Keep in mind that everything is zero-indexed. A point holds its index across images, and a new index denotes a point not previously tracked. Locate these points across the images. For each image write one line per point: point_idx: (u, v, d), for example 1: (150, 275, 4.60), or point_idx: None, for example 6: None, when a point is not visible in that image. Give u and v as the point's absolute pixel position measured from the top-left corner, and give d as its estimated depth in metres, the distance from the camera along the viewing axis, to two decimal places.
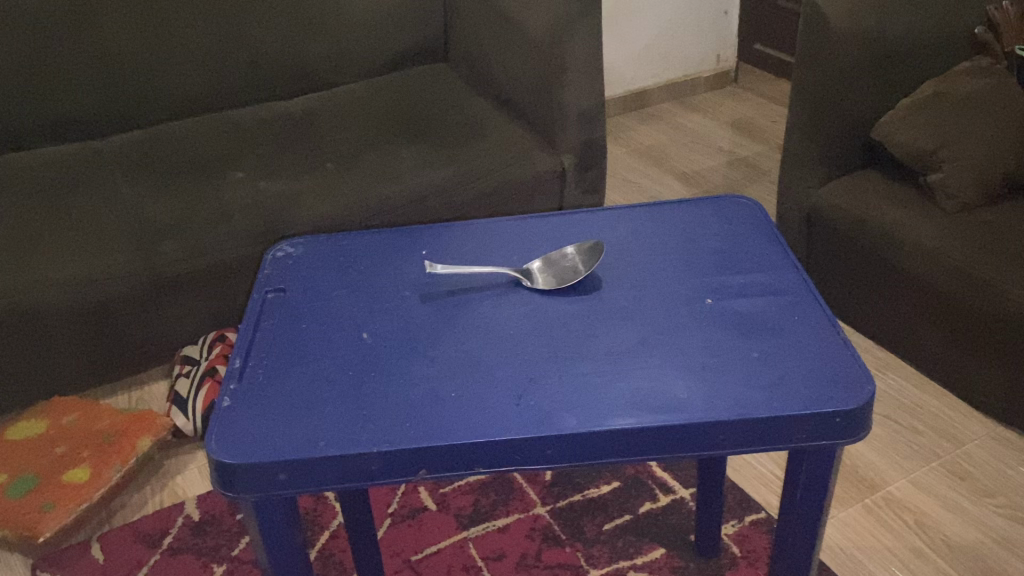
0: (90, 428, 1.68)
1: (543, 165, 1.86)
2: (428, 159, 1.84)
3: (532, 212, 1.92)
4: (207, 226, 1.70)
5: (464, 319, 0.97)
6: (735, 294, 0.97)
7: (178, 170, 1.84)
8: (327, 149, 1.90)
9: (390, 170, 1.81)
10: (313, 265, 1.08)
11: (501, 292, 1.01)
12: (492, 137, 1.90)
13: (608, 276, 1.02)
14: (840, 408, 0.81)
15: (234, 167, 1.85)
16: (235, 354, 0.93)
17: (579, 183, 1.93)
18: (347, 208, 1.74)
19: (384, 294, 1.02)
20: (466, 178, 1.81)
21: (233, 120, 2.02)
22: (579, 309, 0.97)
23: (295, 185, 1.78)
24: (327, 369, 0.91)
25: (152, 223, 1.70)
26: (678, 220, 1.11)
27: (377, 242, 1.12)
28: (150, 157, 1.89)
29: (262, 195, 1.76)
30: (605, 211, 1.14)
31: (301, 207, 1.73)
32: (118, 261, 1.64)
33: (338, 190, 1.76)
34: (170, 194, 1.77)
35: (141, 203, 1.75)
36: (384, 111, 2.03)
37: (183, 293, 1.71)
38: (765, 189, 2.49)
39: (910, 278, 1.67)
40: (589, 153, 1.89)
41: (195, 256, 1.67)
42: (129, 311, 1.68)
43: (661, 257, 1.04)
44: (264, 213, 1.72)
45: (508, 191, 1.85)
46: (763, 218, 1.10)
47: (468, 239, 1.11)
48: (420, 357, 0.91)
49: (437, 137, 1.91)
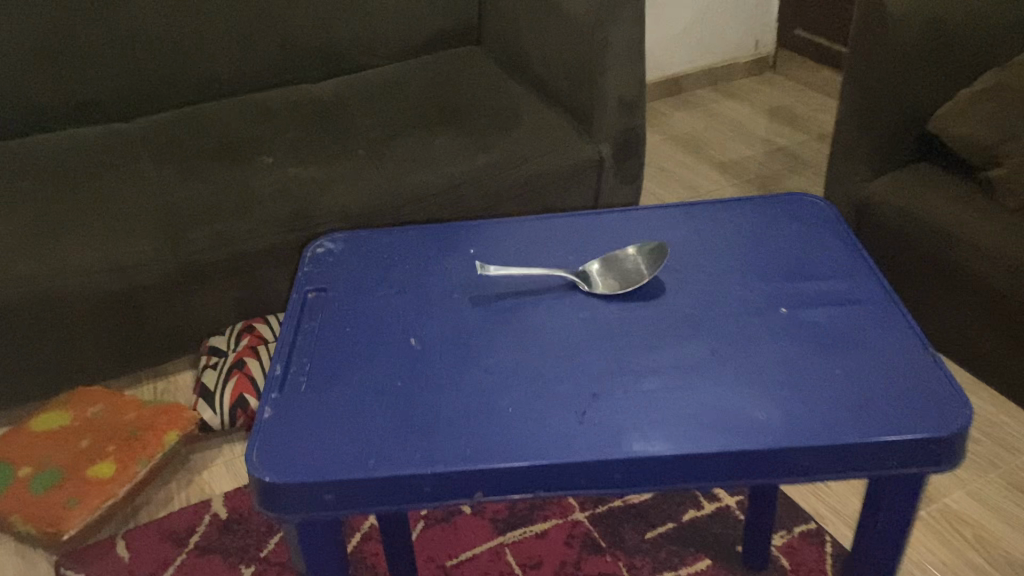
0: (115, 421, 1.63)
1: (579, 154, 1.79)
2: (462, 147, 1.77)
3: (567, 203, 1.85)
4: (236, 214, 1.64)
5: (517, 325, 0.90)
6: (811, 304, 0.90)
7: (206, 155, 1.78)
8: (359, 133, 1.84)
9: (425, 157, 1.75)
10: (356, 261, 1.02)
11: (555, 295, 0.94)
12: (528, 124, 1.83)
13: (671, 279, 0.95)
14: (935, 434, 0.74)
15: (265, 152, 1.79)
16: (275, 359, 0.87)
17: (617, 174, 1.87)
18: (380, 197, 1.68)
19: (431, 297, 0.95)
20: (502, 166, 1.74)
21: (263, 103, 1.96)
22: (641, 316, 0.90)
23: (327, 173, 1.72)
24: (374, 377, 0.85)
25: (180, 209, 1.65)
26: (742, 219, 1.04)
27: (422, 238, 1.05)
28: (178, 140, 1.83)
29: (293, 181, 1.70)
30: (664, 209, 1.07)
31: (333, 196, 1.67)
32: (146, 249, 1.59)
33: (370, 180, 1.70)
34: (198, 180, 1.71)
35: (170, 187, 1.69)
36: (418, 96, 1.96)
37: (212, 282, 1.66)
38: (806, 181, 2.40)
39: (966, 279, 1.59)
40: (629, 140, 1.82)
41: (224, 244, 1.62)
42: (156, 299, 1.64)
43: (727, 260, 0.97)
44: (296, 202, 1.66)
45: (543, 181, 1.78)
46: (836, 218, 1.03)
47: (518, 237, 1.04)
48: (472, 367, 0.85)
49: (473, 124, 1.84)
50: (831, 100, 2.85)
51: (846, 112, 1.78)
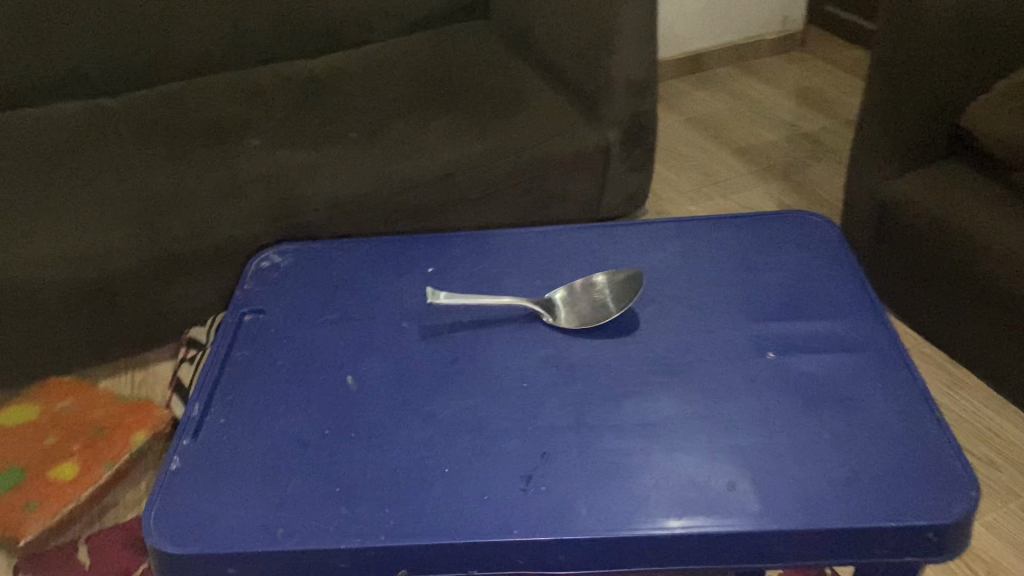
0: (77, 415, 1.35)
1: (583, 140, 1.53)
2: (461, 130, 1.49)
3: (569, 194, 1.59)
4: (209, 199, 1.35)
5: (468, 363, 0.80)
6: (802, 349, 0.79)
7: (174, 133, 1.49)
8: (351, 114, 1.55)
9: (424, 139, 1.47)
10: (302, 279, 0.92)
11: (515, 327, 0.84)
12: (537, 107, 1.56)
13: (647, 312, 0.84)
14: (934, 523, 0.64)
15: (238, 131, 1.49)
16: (195, 398, 0.78)
17: (625, 160, 1.61)
18: (372, 184, 1.40)
19: (377, 325, 0.85)
20: (505, 151, 1.47)
21: (241, 78, 1.65)
22: (608, 356, 0.79)
23: (315, 158, 1.43)
24: (301, 424, 0.75)
25: (157, 194, 1.35)
26: (735, 243, 0.93)
27: (378, 253, 0.95)
28: (164, 116, 1.53)
29: (278, 166, 1.41)
30: (649, 227, 0.96)
31: (318, 182, 1.39)
32: (111, 239, 1.30)
33: (361, 165, 1.42)
34: (164, 162, 1.42)
35: (147, 170, 1.40)
36: (414, 72, 1.67)
37: (195, 275, 1.37)
38: (829, 170, 2.26)
39: (989, 309, 1.30)
40: (637, 125, 1.58)
41: (204, 233, 1.33)
42: (133, 294, 1.35)
43: (712, 290, 0.86)
44: (279, 187, 1.37)
45: (545, 171, 1.52)
46: (841, 244, 0.91)
47: (484, 256, 0.93)
48: (411, 415, 0.75)
49: (479, 105, 1.56)
50: (862, 81, 2.68)
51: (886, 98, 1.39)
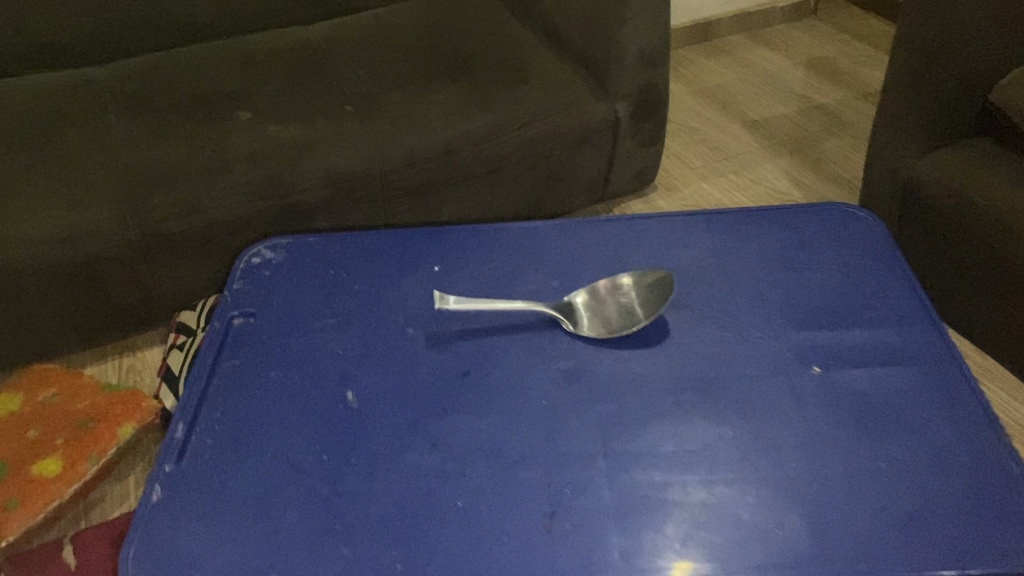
0: (70, 407, 1.15)
1: (592, 114, 1.38)
2: (466, 100, 1.34)
3: (576, 172, 1.45)
4: (191, 177, 1.18)
5: (483, 376, 0.72)
6: (852, 362, 0.71)
7: (144, 108, 1.31)
8: (346, 83, 1.38)
9: (423, 112, 1.31)
10: (297, 278, 0.84)
11: (532, 335, 0.76)
12: (545, 77, 1.41)
13: (678, 319, 0.77)
14: (1011, 570, 0.57)
15: (213, 104, 1.32)
16: (178, 415, 0.70)
17: (633, 135, 1.47)
18: (368, 161, 1.24)
19: (380, 331, 0.77)
20: (513, 124, 1.32)
21: (216, 50, 1.47)
22: (636, 369, 0.72)
23: (303, 133, 1.26)
24: (296, 447, 0.67)
25: (138, 170, 1.18)
26: (771, 240, 0.85)
27: (381, 248, 0.87)
28: (146, 85, 1.36)
29: (268, 139, 1.25)
30: (676, 220, 0.88)
31: (308, 158, 1.23)
32: (94, 216, 1.13)
33: (357, 141, 1.26)
34: (135, 140, 1.24)
35: (126, 143, 1.23)
36: (406, 42, 1.49)
37: (180, 257, 1.20)
38: (842, 146, 2.17)
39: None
40: (650, 95, 1.43)
41: (190, 212, 1.16)
42: (113, 282, 1.18)
43: (747, 293, 0.79)
44: (268, 163, 1.21)
45: (553, 146, 1.37)
46: (885, 240, 0.84)
47: (497, 253, 0.86)
48: (419, 437, 0.67)
49: (483, 75, 1.39)
50: (876, 51, 2.59)
51: (916, 59, 1.15)
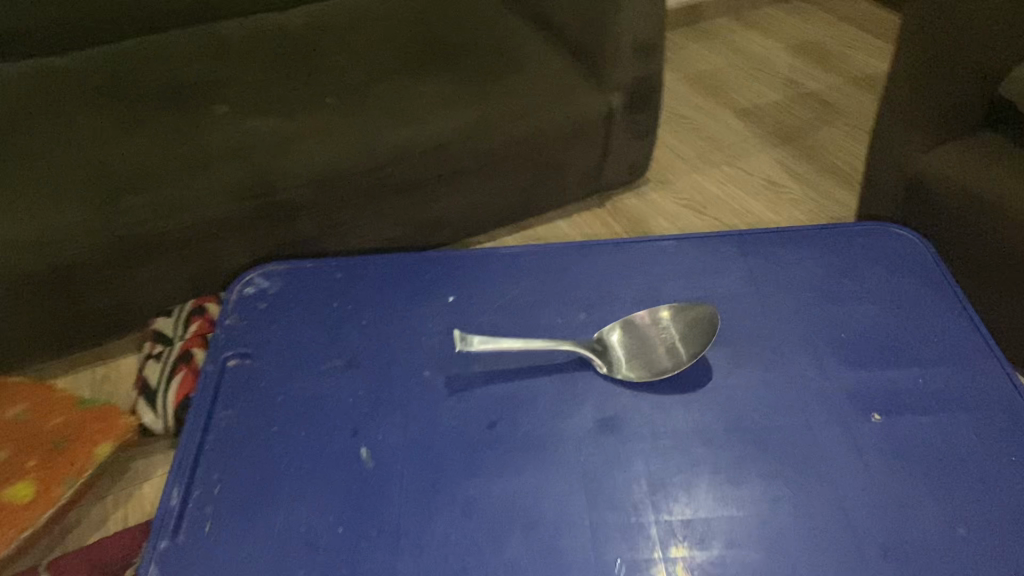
0: (33, 423, 0.94)
1: (586, 107, 1.20)
2: (465, 88, 1.17)
3: (579, 167, 1.28)
4: (155, 179, 1.00)
5: (511, 426, 0.66)
6: (912, 408, 0.66)
7: (90, 104, 1.11)
8: (327, 70, 1.20)
9: (412, 102, 1.13)
10: (296, 311, 0.77)
11: (562, 377, 0.69)
12: (542, 64, 1.23)
13: (721, 357, 0.70)
14: None
15: (170, 98, 1.12)
16: (174, 480, 0.63)
17: (626, 129, 1.28)
18: (356, 156, 1.07)
19: (393, 372, 0.70)
20: (516, 115, 1.15)
21: (169, 38, 1.27)
22: (679, 418, 0.66)
23: (279, 128, 1.08)
24: (310, 516, 0.61)
25: (96, 170, 1.00)
26: (811, 264, 0.79)
27: (387, 275, 0.80)
28: (100, 75, 1.17)
29: (243, 133, 1.07)
30: (707, 243, 0.82)
31: (287, 155, 1.05)
32: (49, 221, 0.94)
33: (340, 135, 1.08)
34: (82, 139, 1.05)
35: (79, 141, 1.04)
36: (387, 26, 1.31)
37: (144, 270, 1.01)
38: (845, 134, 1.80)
39: None
40: (646, 90, 1.25)
41: (157, 216, 0.98)
42: (66, 301, 0.99)
43: (793, 327, 0.72)
44: (245, 162, 1.03)
45: (553, 140, 1.20)
46: (934, 262, 0.78)
47: (516, 282, 0.78)
48: (445, 505, 0.61)
49: (478, 61, 1.21)
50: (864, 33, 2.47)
51: (919, 43, 0.95)
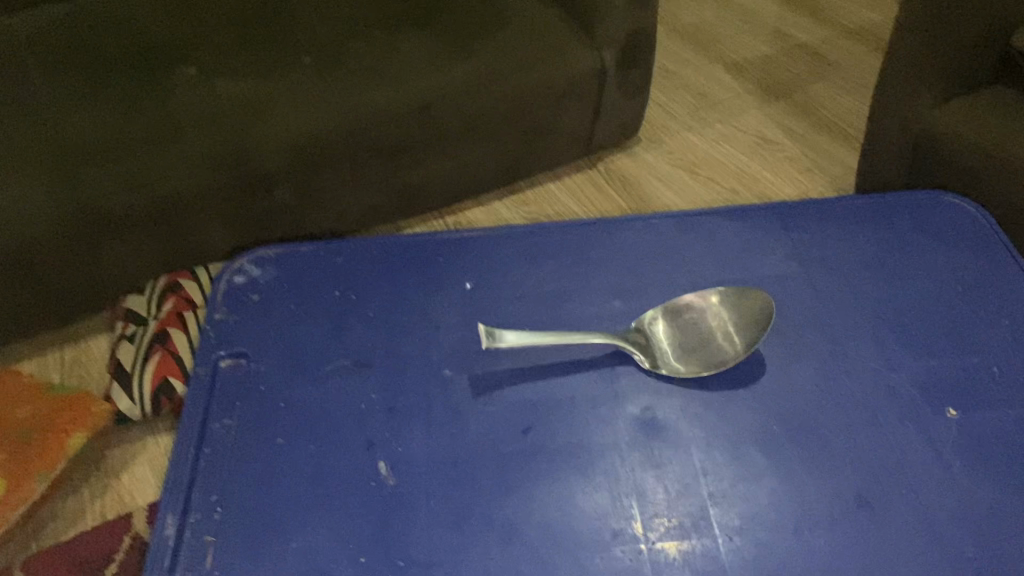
0: None
1: (580, 62, 1.07)
2: (452, 40, 1.04)
3: (578, 127, 1.15)
4: (113, 151, 0.88)
5: (548, 431, 0.59)
6: (990, 401, 0.60)
7: (42, 64, 0.99)
8: (301, 19, 1.06)
9: (394, 60, 1.01)
10: (294, 303, 0.68)
11: (599, 373, 0.62)
12: (532, 12, 1.10)
13: (773, 349, 0.63)
14: None
15: (128, 57, 1.00)
16: (169, 504, 0.56)
17: (621, 86, 1.15)
18: (335, 120, 0.95)
19: (408, 372, 0.63)
20: (508, 71, 1.03)
21: None
22: (732, 417, 0.59)
23: (247, 90, 0.95)
24: (326, 543, 0.53)
25: (46, 142, 0.88)
26: (861, 239, 0.72)
27: (393, 261, 0.72)
28: (49, 34, 1.03)
29: (209, 96, 0.94)
30: (745, 215, 0.74)
31: (258, 122, 0.93)
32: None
33: (316, 97, 0.95)
34: (29, 105, 0.93)
35: (26, 108, 0.92)
36: None
37: (108, 254, 0.90)
38: (846, 83, 1.49)
39: None
40: (642, 42, 1.11)
41: (115, 195, 0.86)
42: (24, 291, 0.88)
43: (848, 310, 0.66)
44: (213, 129, 0.91)
45: (548, 99, 1.08)
46: (994, 233, 0.71)
47: (538, 265, 0.71)
48: (477, 529, 0.54)
49: (464, 10, 1.08)
50: None
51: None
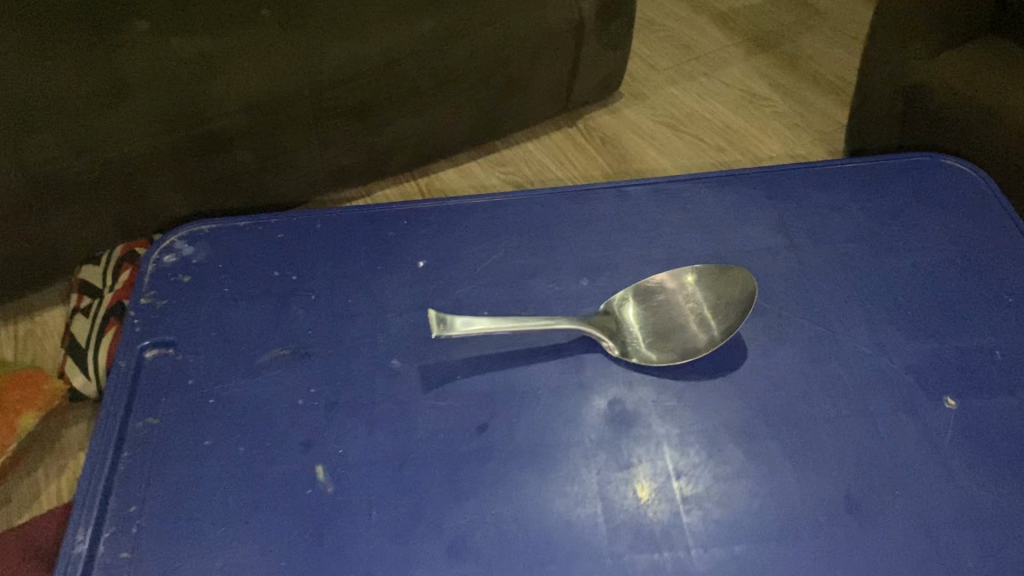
0: None
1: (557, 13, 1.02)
2: None
3: (555, 80, 1.10)
4: (50, 110, 0.80)
5: (505, 428, 0.53)
6: (992, 388, 0.54)
7: None
8: None
9: (358, 7, 0.93)
10: (229, 285, 0.62)
11: (563, 362, 0.56)
12: None
13: (754, 332, 0.58)
14: None
15: None
16: (79, 515, 0.50)
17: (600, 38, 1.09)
18: (299, 75, 0.88)
19: (352, 362, 0.57)
20: (482, 24, 0.97)
21: None
22: (710, 410, 0.54)
23: (198, 39, 0.86)
24: (254, 559, 0.48)
25: None
26: (852, 206, 0.66)
27: (341, 236, 0.65)
28: None
29: (153, 45, 0.85)
30: (726, 182, 0.68)
31: (213, 79, 0.85)
32: None
33: (278, 47, 0.88)
34: None
35: None
36: None
37: (53, 219, 0.84)
38: (839, 31, 1.41)
39: None
40: None
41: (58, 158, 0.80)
42: None
43: (838, 287, 0.60)
44: (168, 86, 0.83)
45: (524, 51, 1.02)
46: (995, 200, 0.66)
47: (499, 241, 0.64)
48: (425, 541, 0.48)
49: None
50: None
51: None
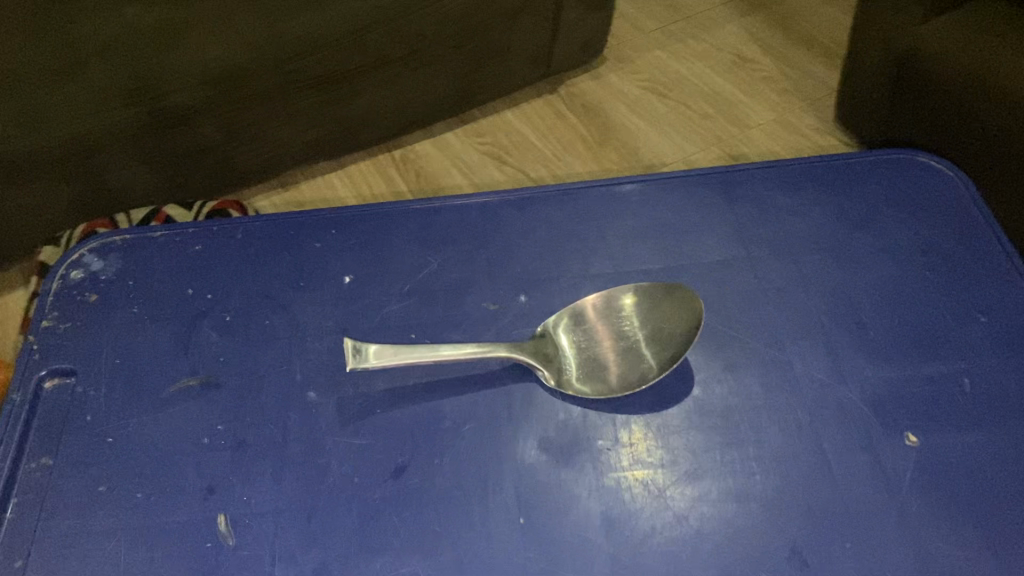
0: None
1: None
2: None
3: (537, 44, 1.06)
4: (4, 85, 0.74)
5: (425, 470, 0.49)
6: (956, 422, 0.50)
7: None
8: None
9: None
10: (140, 305, 0.57)
11: (493, 394, 0.52)
12: None
13: (703, 357, 0.53)
14: None
15: None
16: None
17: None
18: (262, 46, 0.84)
19: (265, 394, 0.52)
20: None
21: None
22: (649, 448, 0.49)
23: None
24: None
25: None
26: (818, 210, 0.60)
27: (264, 246, 0.60)
28: None
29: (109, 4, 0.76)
30: (684, 183, 0.62)
31: (176, 49, 0.79)
32: None
33: (243, 15, 0.82)
34: None
35: None
36: None
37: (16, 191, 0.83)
38: None
39: None
40: None
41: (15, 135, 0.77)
42: None
43: (796, 305, 0.55)
44: (129, 58, 0.77)
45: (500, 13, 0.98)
46: (972, 203, 0.61)
47: (433, 251, 0.59)
48: None
49: None
50: None
51: None
